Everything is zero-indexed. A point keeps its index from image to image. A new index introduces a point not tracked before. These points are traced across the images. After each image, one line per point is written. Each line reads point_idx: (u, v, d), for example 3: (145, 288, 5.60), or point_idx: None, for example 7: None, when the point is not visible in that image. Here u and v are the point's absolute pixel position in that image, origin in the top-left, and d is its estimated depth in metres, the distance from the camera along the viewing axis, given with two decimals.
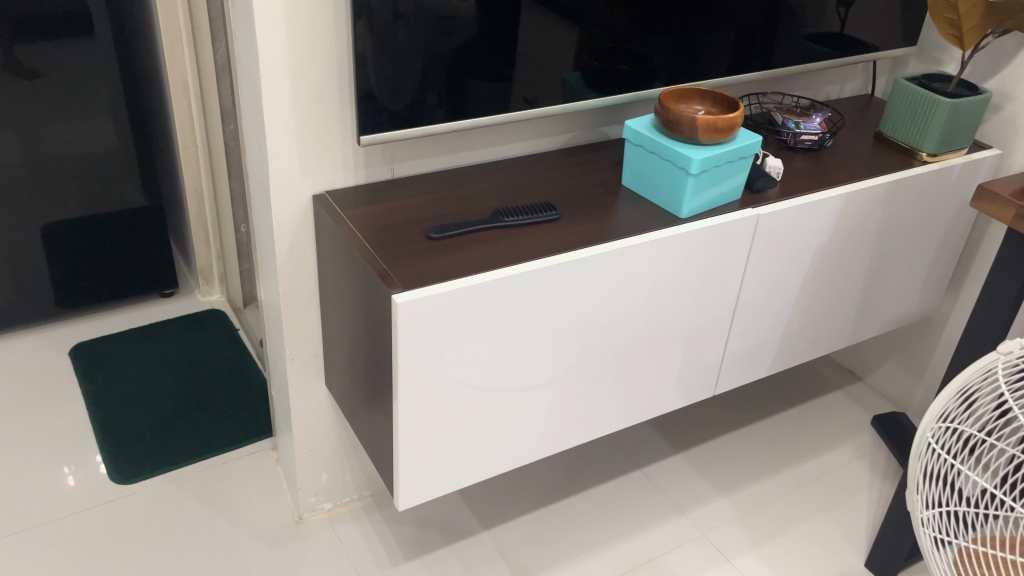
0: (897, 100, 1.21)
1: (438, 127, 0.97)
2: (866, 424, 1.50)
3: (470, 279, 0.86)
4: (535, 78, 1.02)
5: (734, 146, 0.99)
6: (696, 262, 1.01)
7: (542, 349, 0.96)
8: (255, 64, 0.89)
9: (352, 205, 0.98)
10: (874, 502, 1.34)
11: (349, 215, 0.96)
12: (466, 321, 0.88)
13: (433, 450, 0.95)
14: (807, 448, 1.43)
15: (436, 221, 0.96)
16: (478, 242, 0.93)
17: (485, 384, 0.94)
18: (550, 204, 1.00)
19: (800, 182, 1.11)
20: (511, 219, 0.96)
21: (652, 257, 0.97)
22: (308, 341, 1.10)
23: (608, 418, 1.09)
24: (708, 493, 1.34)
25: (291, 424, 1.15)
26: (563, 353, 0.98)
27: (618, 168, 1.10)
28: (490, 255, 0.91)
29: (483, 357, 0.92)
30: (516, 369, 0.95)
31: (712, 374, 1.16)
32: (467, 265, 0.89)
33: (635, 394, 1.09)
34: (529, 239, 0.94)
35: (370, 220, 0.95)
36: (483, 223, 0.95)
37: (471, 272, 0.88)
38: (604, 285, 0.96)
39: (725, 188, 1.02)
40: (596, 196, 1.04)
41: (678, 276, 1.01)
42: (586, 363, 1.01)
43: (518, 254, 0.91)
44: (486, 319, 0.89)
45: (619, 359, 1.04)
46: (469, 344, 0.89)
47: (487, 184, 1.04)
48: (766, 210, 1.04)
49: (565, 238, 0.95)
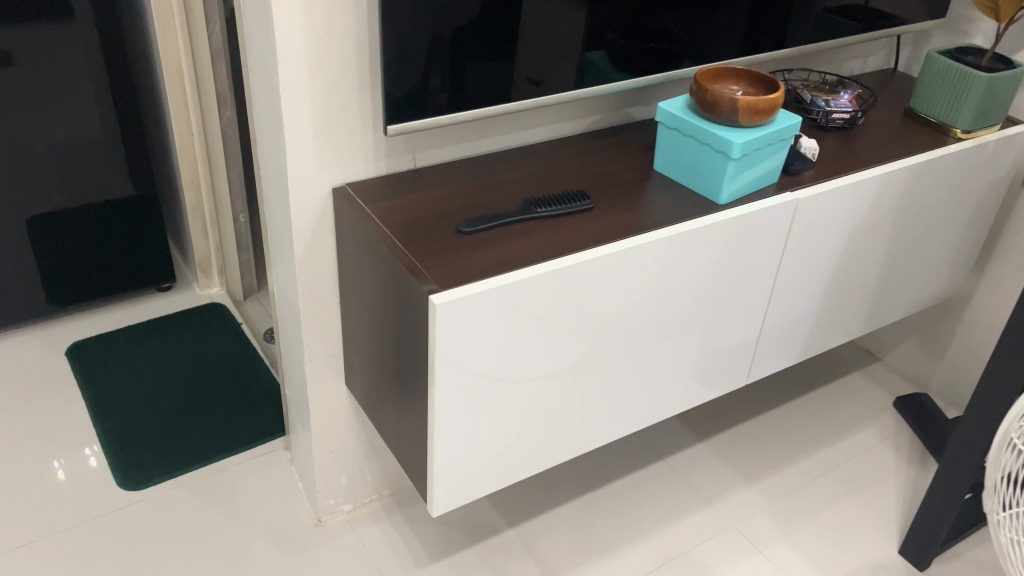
0: (928, 74, 1.18)
1: (465, 114, 0.92)
2: (888, 405, 1.47)
3: (508, 276, 0.81)
4: (539, 56, 0.95)
5: (774, 127, 0.95)
6: (735, 249, 0.97)
7: (579, 345, 0.91)
8: (270, 50, 0.83)
9: (374, 198, 0.93)
10: (902, 486, 1.32)
11: (372, 210, 0.91)
12: (504, 319, 0.83)
13: (468, 453, 0.90)
14: (831, 432, 1.41)
15: (465, 213, 0.91)
16: (512, 235, 0.88)
17: (520, 385, 0.89)
18: (581, 191, 0.95)
19: (834, 163, 1.07)
20: (543, 209, 0.91)
21: (690, 246, 0.92)
22: (328, 341, 1.04)
23: (640, 412, 1.05)
24: (734, 482, 1.30)
25: (309, 426, 1.10)
26: (598, 348, 0.93)
27: (647, 152, 1.05)
28: (526, 249, 0.86)
29: (519, 356, 0.87)
30: (552, 366, 0.91)
31: (745, 361, 1.12)
32: (504, 261, 0.84)
33: (670, 385, 1.05)
34: (564, 231, 0.90)
35: (394, 214, 0.90)
36: (513, 214, 0.90)
37: (508, 268, 0.83)
38: (643, 276, 0.91)
39: (764, 171, 0.98)
40: (627, 182, 0.99)
41: (717, 264, 0.97)
42: (620, 357, 0.97)
43: (554, 247, 0.86)
44: (524, 317, 0.84)
45: (656, 350, 0.99)
46: (506, 343, 0.85)
47: (513, 173, 0.98)
48: (805, 193, 0.99)
49: (602, 229, 0.90)
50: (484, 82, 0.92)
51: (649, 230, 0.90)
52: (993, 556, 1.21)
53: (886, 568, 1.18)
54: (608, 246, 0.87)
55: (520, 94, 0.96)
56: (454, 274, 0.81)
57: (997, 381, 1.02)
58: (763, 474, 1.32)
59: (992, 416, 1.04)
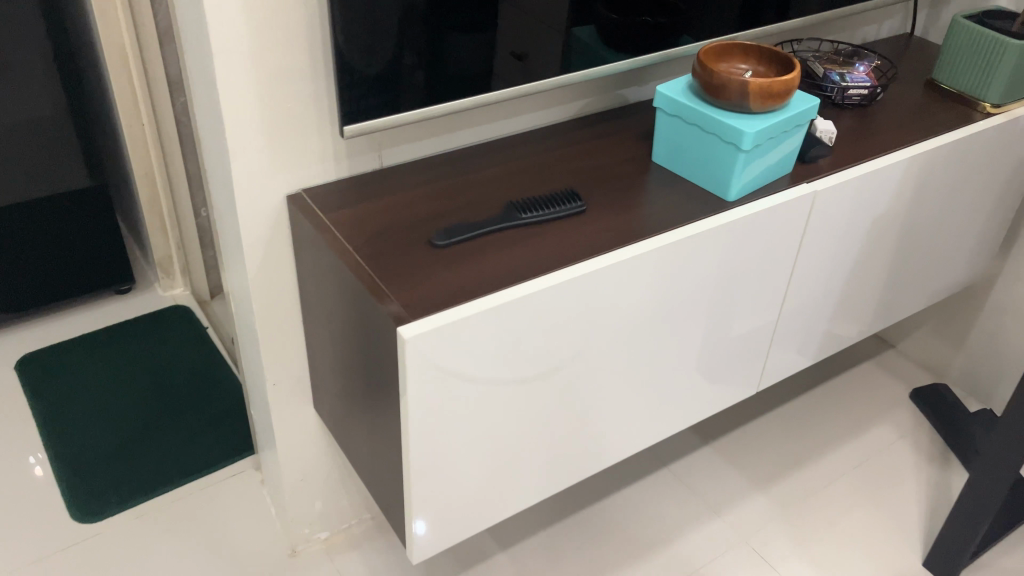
0: (953, 42, 1.06)
1: (435, 109, 0.81)
2: (905, 397, 1.37)
3: (490, 299, 0.70)
4: (523, 27, 0.83)
5: (790, 113, 0.83)
6: (745, 250, 0.86)
7: (573, 367, 0.80)
8: (203, 38, 0.71)
9: (336, 205, 0.81)
10: (923, 487, 1.22)
11: (333, 220, 0.79)
12: (488, 348, 0.72)
13: (452, 494, 0.80)
14: (845, 429, 1.31)
15: (439, 222, 0.79)
16: (495, 246, 0.77)
17: (507, 416, 0.78)
18: (573, 190, 0.84)
19: (855, 147, 0.95)
20: (529, 214, 0.80)
21: (698, 250, 0.81)
22: (292, 361, 0.93)
23: (642, 430, 0.94)
24: (744, 489, 1.21)
25: (276, 454, 0.99)
26: (596, 368, 0.83)
27: (644, 140, 0.93)
28: (510, 264, 0.75)
29: (507, 385, 0.76)
30: (544, 393, 0.80)
31: (756, 366, 1.02)
32: (485, 278, 0.73)
33: (675, 398, 0.95)
34: (553, 239, 0.78)
35: (358, 224, 0.78)
36: (495, 221, 0.79)
37: (490, 287, 0.71)
38: (645, 287, 0.80)
39: (777, 161, 0.86)
40: (624, 177, 0.87)
41: (727, 268, 0.86)
42: (621, 375, 0.86)
43: (543, 261, 0.75)
44: (511, 343, 0.73)
45: (659, 364, 0.89)
46: (492, 374, 0.74)
47: (494, 170, 0.87)
48: (823, 184, 0.88)
49: (596, 235, 0.79)
50: (463, 56, 0.80)
51: (651, 235, 0.79)
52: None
53: None
54: (605, 256, 0.76)
55: (499, 81, 0.84)
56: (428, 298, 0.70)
57: None
58: (775, 479, 1.22)
59: None
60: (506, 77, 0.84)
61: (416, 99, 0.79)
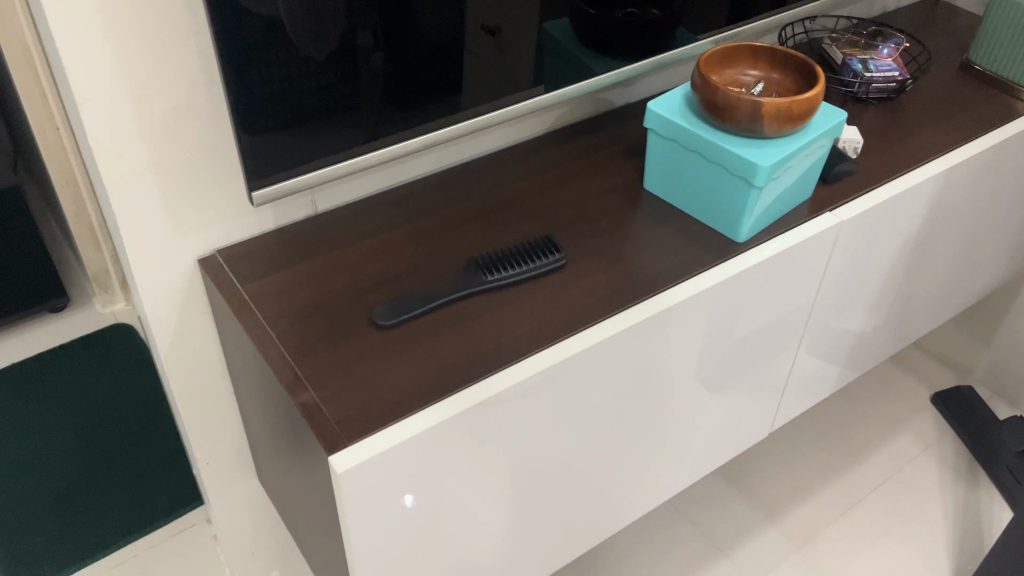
0: (994, 17, 0.90)
1: (374, 155, 0.65)
2: (927, 402, 1.25)
3: (446, 406, 0.56)
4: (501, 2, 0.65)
5: (812, 132, 0.68)
6: (757, 297, 0.72)
7: (555, 456, 0.67)
8: (62, 85, 0.55)
9: (257, 270, 0.66)
10: (951, 510, 1.10)
11: (252, 293, 0.64)
12: (447, 461, 0.58)
13: None
14: (862, 443, 1.18)
15: (386, 293, 0.64)
16: (452, 322, 0.62)
17: (477, 523, 0.65)
18: (550, 238, 0.68)
19: (885, 155, 0.80)
20: (499, 278, 0.64)
21: (704, 307, 0.67)
22: (227, 436, 0.79)
23: (640, 500, 0.81)
24: (754, 521, 1.09)
25: (219, 532, 0.86)
26: (585, 452, 0.69)
27: (634, 160, 0.78)
28: (471, 348, 0.60)
29: (475, 493, 0.63)
30: (524, 491, 0.66)
31: (768, 409, 0.88)
32: (440, 371, 0.58)
33: (677, 461, 0.81)
34: (525, 307, 0.63)
35: (286, 298, 0.63)
36: (454, 291, 0.63)
37: (447, 386, 0.57)
38: (639, 358, 0.66)
39: (795, 188, 0.72)
40: (612, 213, 0.72)
41: (736, 320, 0.72)
42: (616, 452, 0.72)
43: (514, 343, 0.60)
44: (477, 449, 0.59)
45: (657, 432, 0.75)
46: (457, 485, 0.60)
47: (451, 215, 0.71)
48: (848, 212, 0.73)
49: (579, 298, 0.64)
50: (432, 26, 0.62)
51: (646, 295, 0.65)
52: None
53: None
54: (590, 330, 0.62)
55: (455, 108, 0.68)
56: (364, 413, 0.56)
57: None
58: (787, 509, 1.10)
59: None
60: (480, 55, 0.67)
61: (376, 87, 0.62)
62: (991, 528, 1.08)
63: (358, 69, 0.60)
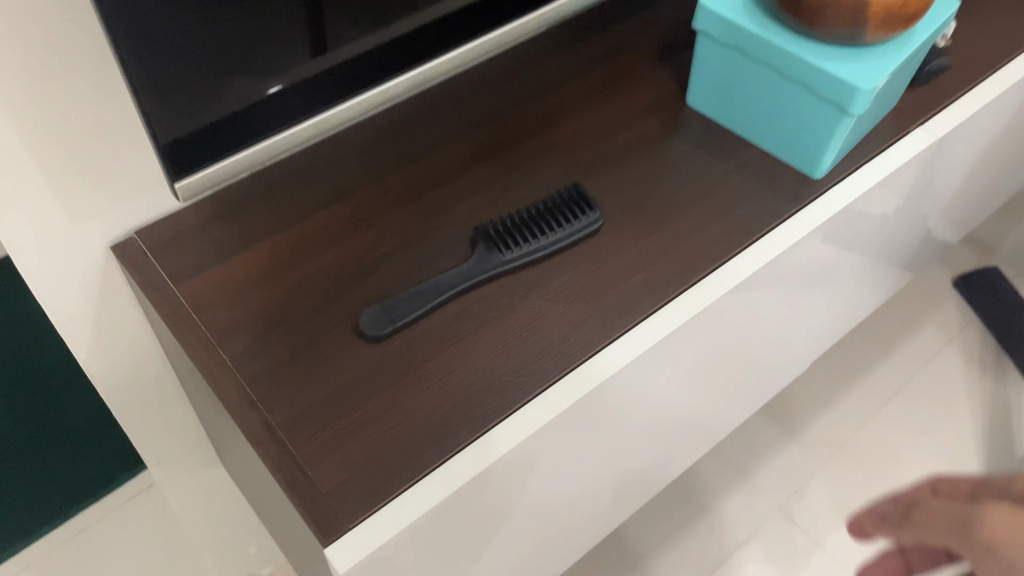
0: None
1: (343, 110, 0.46)
2: (948, 286, 1.15)
3: (473, 458, 0.42)
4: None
5: (920, 35, 0.52)
6: (831, 243, 0.58)
7: (597, 463, 0.54)
8: None
9: (195, 259, 0.49)
10: (979, 409, 1.03)
11: (189, 292, 0.47)
12: (475, 514, 0.45)
13: None
14: (883, 339, 1.09)
15: (373, 286, 0.48)
16: (467, 324, 0.47)
17: (508, 551, 0.53)
18: (578, 191, 0.52)
19: (976, 43, 0.64)
20: (522, 252, 0.49)
21: (776, 271, 0.53)
22: (184, 431, 0.65)
23: (679, 466, 0.70)
24: (774, 437, 1.00)
25: (186, 523, 0.74)
26: (630, 448, 0.57)
27: (665, 67, 0.61)
28: (497, 360, 0.45)
29: (506, 528, 0.50)
30: (561, 505, 0.54)
31: (815, 343, 0.76)
32: (460, 399, 0.44)
33: (721, 420, 0.70)
34: (559, 292, 0.48)
35: (237, 302, 0.47)
36: (464, 278, 0.48)
37: (470, 423, 0.43)
38: (699, 343, 0.52)
39: (884, 104, 0.56)
40: (650, 147, 0.56)
41: (806, 272, 0.58)
42: (660, 436, 0.60)
43: (548, 349, 0.46)
44: (509, 489, 0.46)
45: (705, 402, 0.63)
46: (486, 531, 0.48)
47: (445, 167, 0.55)
48: (944, 125, 0.58)
49: (626, 275, 0.49)
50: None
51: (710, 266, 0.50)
52: None
53: None
54: (645, 325, 0.47)
55: (448, 28, 0.49)
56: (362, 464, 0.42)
57: None
58: (806, 418, 1.02)
59: None
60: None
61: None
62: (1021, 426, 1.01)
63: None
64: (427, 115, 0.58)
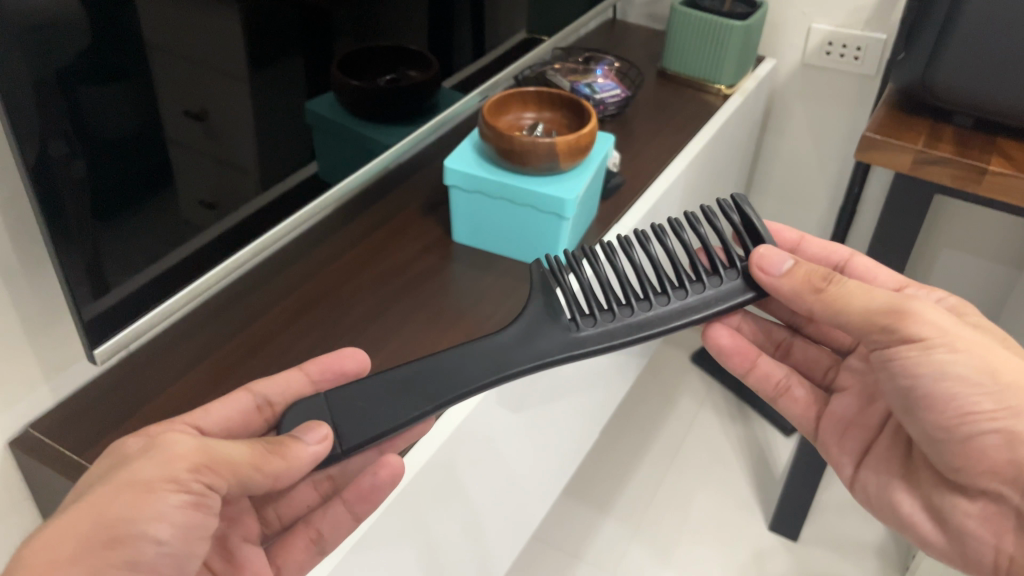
0: (676, 31, 1.04)
1: (168, 306, 0.61)
2: (688, 362, 1.42)
3: (457, 510, 0.73)
4: (188, 77, 0.56)
5: (593, 161, 0.74)
6: None
7: (509, 466, 0.81)
8: None
9: (105, 417, 0.57)
10: (740, 448, 1.27)
11: (109, 409, 0.58)
12: (460, 523, 0.75)
13: None
14: (652, 415, 1.32)
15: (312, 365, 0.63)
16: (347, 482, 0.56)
17: (471, 522, 0.78)
18: (384, 320, 0.68)
19: (637, 164, 0.90)
20: (627, 315, 0.56)
21: None
22: None
23: (509, 539, 0.93)
24: (589, 518, 1.16)
25: None
26: (523, 456, 0.84)
27: (429, 216, 0.80)
28: None
29: (470, 514, 0.77)
30: (495, 496, 0.81)
31: (589, 425, 1.04)
32: (462, 476, 0.71)
33: (562, 444, 0.97)
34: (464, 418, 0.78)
35: (102, 433, 0.56)
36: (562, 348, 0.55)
37: (461, 482, 0.71)
38: (548, 397, 0.85)
39: (586, 213, 0.78)
40: (432, 275, 0.73)
41: None
42: (536, 449, 0.89)
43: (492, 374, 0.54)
44: (476, 498, 0.76)
45: (557, 423, 0.92)
46: (463, 524, 0.76)
47: (286, 308, 0.68)
48: (636, 221, 0.82)
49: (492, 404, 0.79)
50: (108, 122, 0.52)
51: None
52: (843, 494, 1.21)
53: (769, 554, 1.13)
54: None
55: (203, 237, 0.63)
56: (274, 521, 0.60)
57: None
58: (614, 498, 1.19)
59: None
60: (189, 142, 0.59)
61: (83, 215, 0.52)
62: (772, 451, 1.27)
63: (59, 190, 0.50)
64: (280, 266, 0.73)
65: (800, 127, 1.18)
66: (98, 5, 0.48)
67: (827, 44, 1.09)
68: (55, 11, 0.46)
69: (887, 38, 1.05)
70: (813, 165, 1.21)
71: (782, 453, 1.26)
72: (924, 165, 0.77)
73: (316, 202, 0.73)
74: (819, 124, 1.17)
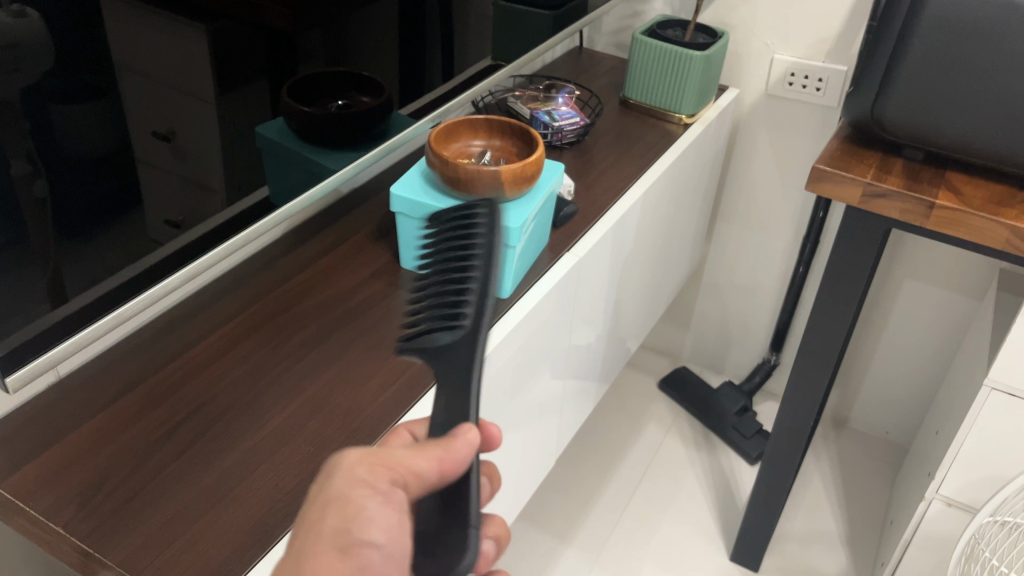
0: (637, 62, 1.05)
1: (105, 323, 0.59)
2: (656, 389, 1.42)
3: None
4: (155, 98, 0.56)
5: (542, 189, 0.75)
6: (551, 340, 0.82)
7: None
8: None
9: (31, 446, 0.57)
10: (704, 476, 1.26)
11: (34, 439, 0.57)
12: None
13: None
14: (620, 442, 1.31)
15: (247, 391, 0.63)
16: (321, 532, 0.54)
17: None
18: (324, 347, 0.67)
19: (591, 192, 0.90)
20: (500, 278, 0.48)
21: (546, 339, 0.80)
22: None
23: None
24: (552, 546, 1.14)
25: None
26: None
27: (378, 242, 0.80)
28: None
29: None
30: None
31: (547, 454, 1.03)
32: None
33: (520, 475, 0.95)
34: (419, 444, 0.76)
35: (23, 463, 0.55)
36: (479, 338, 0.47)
37: None
38: None
39: (535, 240, 0.77)
40: (377, 302, 0.73)
41: (553, 354, 0.85)
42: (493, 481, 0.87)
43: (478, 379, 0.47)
44: None
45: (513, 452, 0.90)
46: None
47: (227, 333, 0.68)
48: (586, 248, 0.81)
49: None
50: (72, 140, 0.52)
51: None
52: (807, 524, 1.20)
53: None
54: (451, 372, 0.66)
55: (165, 253, 0.63)
56: None
57: (807, 380, 0.96)
58: (576, 528, 1.17)
59: (810, 408, 0.98)
60: (155, 163, 0.59)
61: (46, 234, 0.53)
62: (737, 480, 1.26)
63: (17, 209, 0.50)
64: (223, 291, 0.73)
65: (765, 155, 1.19)
66: (66, 26, 0.49)
67: (790, 75, 1.10)
68: (18, 31, 0.46)
69: (848, 70, 1.06)
70: (777, 195, 1.21)
71: (748, 483, 1.26)
72: (874, 197, 0.78)
73: (266, 226, 0.73)
74: (783, 154, 1.17)
